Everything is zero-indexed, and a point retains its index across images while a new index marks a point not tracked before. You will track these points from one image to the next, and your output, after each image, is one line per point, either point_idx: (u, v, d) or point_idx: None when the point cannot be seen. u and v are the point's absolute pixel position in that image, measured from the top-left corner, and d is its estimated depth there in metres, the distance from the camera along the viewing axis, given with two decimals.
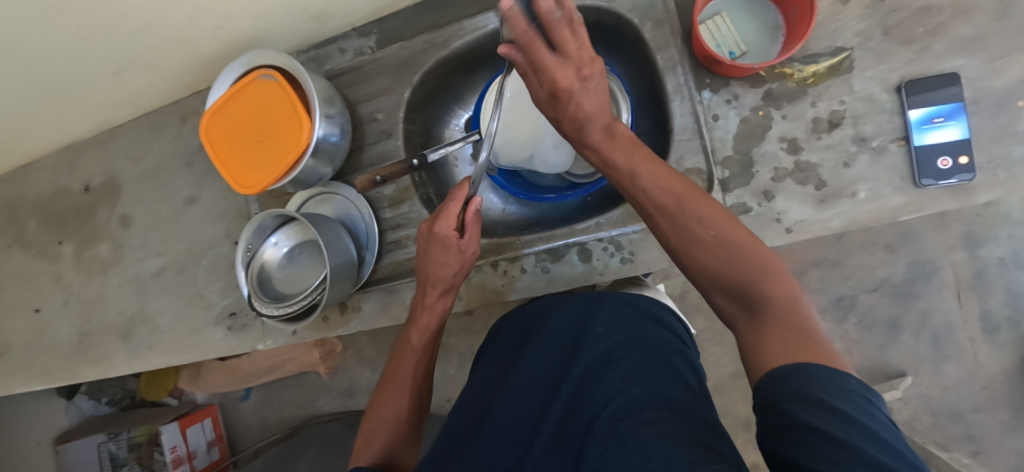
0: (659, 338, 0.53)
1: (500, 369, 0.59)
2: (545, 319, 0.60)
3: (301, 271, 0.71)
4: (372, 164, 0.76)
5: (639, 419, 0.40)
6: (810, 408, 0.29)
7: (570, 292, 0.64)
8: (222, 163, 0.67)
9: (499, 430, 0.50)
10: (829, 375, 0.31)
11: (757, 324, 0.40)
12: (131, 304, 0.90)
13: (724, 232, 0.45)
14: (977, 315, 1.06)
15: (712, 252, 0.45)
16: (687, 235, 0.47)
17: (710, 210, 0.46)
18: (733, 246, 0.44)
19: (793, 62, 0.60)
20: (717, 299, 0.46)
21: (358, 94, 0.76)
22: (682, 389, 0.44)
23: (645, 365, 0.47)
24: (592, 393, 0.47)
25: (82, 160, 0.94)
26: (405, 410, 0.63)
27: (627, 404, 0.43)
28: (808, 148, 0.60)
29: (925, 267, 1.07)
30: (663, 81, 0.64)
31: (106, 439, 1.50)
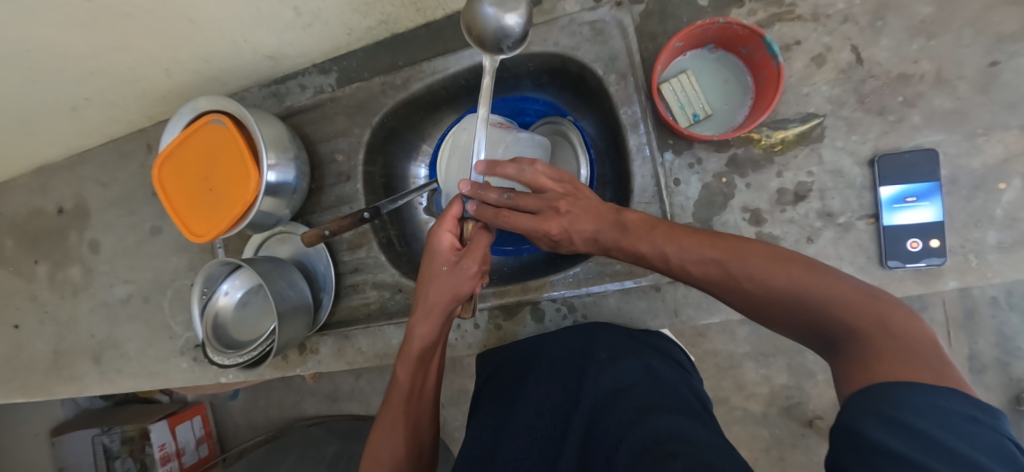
0: (665, 371, 0.52)
1: (503, 401, 0.56)
2: (542, 352, 0.60)
3: (257, 315, 0.71)
4: (331, 207, 0.75)
5: (662, 451, 0.37)
6: (898, 432, 0.26)
7: (562, 328, 0.63)
8: (176, 210, 0.67)
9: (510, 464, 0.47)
10: (923, 397, 0.27)
11: (843, 359, 0.35)
12: (102, 328, 0.92)
13: (776, 274, 0.39)
14: (964, 355, 1.03)
15: (771, 306, 0.40)
16: (745, 299, 0.41)
17: (756, 257, 0.41)
18: (792, 298, 0.38)
19: (762, 127, 0.57)
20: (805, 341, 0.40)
21: (316, 132, 0.74)
22: (700, 425, 0.43)
23: (662, 398, 0.46)
24: (614, 420, 0.45)
25: (54, 182, 0.95)
26: (400, 442, 0.56)
27: (647, 436, 0.40)
28: (771, 220, 0.57)
29: (913, 302, 1.04)
30: (626, 139, 0.61)
31: (99, 433, 1.55)
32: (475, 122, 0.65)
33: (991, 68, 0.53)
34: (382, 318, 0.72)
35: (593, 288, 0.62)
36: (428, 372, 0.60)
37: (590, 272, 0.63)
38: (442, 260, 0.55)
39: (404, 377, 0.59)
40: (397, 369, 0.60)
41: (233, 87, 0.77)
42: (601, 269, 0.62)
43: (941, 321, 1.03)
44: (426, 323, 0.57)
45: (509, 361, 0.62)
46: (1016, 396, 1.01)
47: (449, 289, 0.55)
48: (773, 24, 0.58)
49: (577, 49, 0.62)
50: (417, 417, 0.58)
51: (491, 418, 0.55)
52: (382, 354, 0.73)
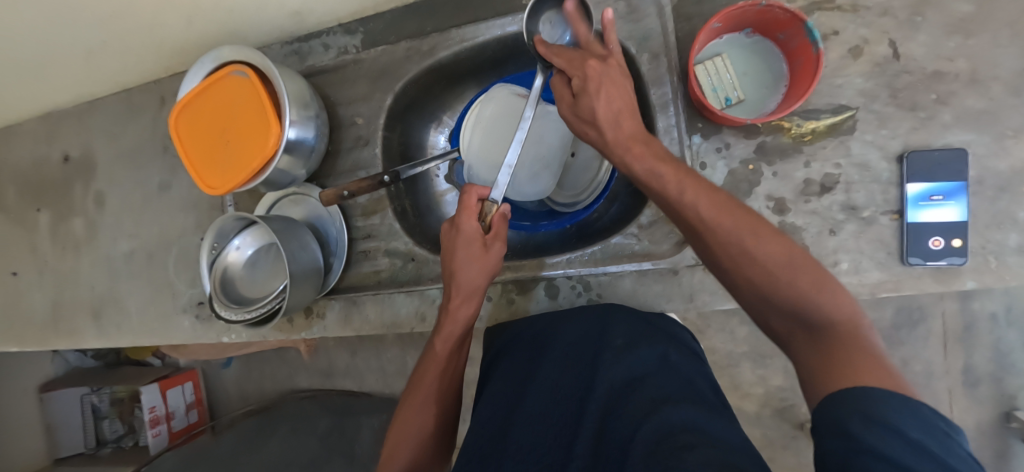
0: (679, 358, 0.51)
1: (515, 382, 0.56)
2: (554, 335, 0.59)
3: (266, 275, 0.70)
4: (347, 171, 0.74)
5: (676, 443, 0.37)
6: (876, 431, 0.27)
7: (578, 307, 0.62)
8: (190, 161, 0.66)
9: (523, 455, 0.46)
10: (901, 401, 0.29)
11: (821, 351, 0.35)
12: (102, 282, 0.91)
13: (774, 249, 0.38)
14: (959, 368, 1.04)
15: (760, 273, 0.38)
16: (737, 258, 0.39)
17: (765, 227, 0.39)
18: (786, 266, 0.37)
19: (793, 116, 0.57)
20: (771, 321, 0.40)
21: (337, 95, 0.73)
22: (712, 412, 0.42)
23: (680, 387, 0.45)
24: (631, 409, 0.44)
25: (61, 130, 0.93)
26: (429, 418, 0.56)
27: (662, 425, 0.39)
28: (794, 210, 0.57)
29: (913, 312, 1.05)
30: (654, 120, 0.61)
31: (89, 392, 1.60)
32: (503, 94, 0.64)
33: None
34: (393, 286, 0.72)
35: (609, 268, 0.62)
36: (463, 352, 0.61)
37: (607, 252, 0.63)
38: (477, 245, 0.57)
39: (442, 353, 0.58)
40: (434, 344, 0.59)
41: (255, 42, 0.76)
42: (618, 250, 0.62)
43: (939, 333, 1.04)
44: (472, 306, 0.58)
45: (519, 340, 0.61)
46: (1007, 412, 1.02)
47: (485, 271, 0.59)
48: (812, 12, 0.57)
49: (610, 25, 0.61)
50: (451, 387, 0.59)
51: (502, 398, 0.55)
52: (390, 323, 0.72)
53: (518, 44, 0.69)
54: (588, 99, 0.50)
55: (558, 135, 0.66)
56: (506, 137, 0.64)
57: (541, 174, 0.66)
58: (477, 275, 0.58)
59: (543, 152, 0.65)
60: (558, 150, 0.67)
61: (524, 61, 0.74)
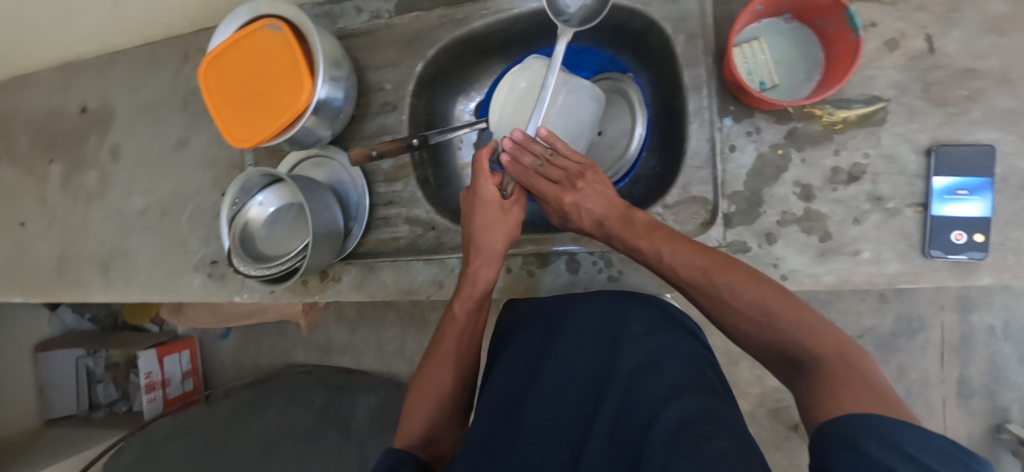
0: (691, 346, 0.53)
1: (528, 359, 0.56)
2: (571, 313, 0.58)
3: (286, 233, 0.70)
4: (372, 136, 0.74)
5: (694, 431, 0.39)
6: (889, 453, 0.26)
7: (597, 291, 0.60)
8: (218, 113, 0.65)
9: (535, 431, 0.47)
10: (920, 433, 0.28)
11: (812, 380, 0.37)
12: (113, 236, 0.90)
13: (753, 297, 0.43)
14: (954, 378, 1.05)
15: (746, 319, 0.44)
16: (724, 311, 0.45)
17: (738, 276, 0.45)
18: (766, 313, 0.42)
19: (826, 104, 0.57)
20: (772, 365, 0.43)
21: (366, 59, 0.73)
22: (722, 400, 0.44)
23: (695, 377, 0.47)
24: (645, 395, 0.46)
25: (78, 81, 0.92)
26: (447, 378, 0.58)
27: (679, 415, 0.41)
28: (820, 197, 0.58)
29: (913, 322, 1.06)
30: (685, 101, 0.61)
31: (83, 355, 1.59)
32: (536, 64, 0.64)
33: None
34: (411, 253, 0.71)
35: None
36: (481, 316, 0.61)
37: None
38: (494, 208, 0.58)
39: (461, 315, 0.60)
40: (453, 306, 0.60)
41: None
42: None
43: (937, 343, 1.06)
44: (491, 269, 0.58)
45: (534, 318, 0.60)
46: (998, 424, 1.03)
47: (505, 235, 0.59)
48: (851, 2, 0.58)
49: (648, 4, 0.61)
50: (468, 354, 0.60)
51: (513, 377, 0.55)
52: (406, 290, 0.72)
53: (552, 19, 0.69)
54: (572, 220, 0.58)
55: (588, 111, 0.67)
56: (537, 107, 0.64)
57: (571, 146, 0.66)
58: (498, 239, 0.58)
59: (574, 124, 0.65)
60: (586, 127, 0.67)
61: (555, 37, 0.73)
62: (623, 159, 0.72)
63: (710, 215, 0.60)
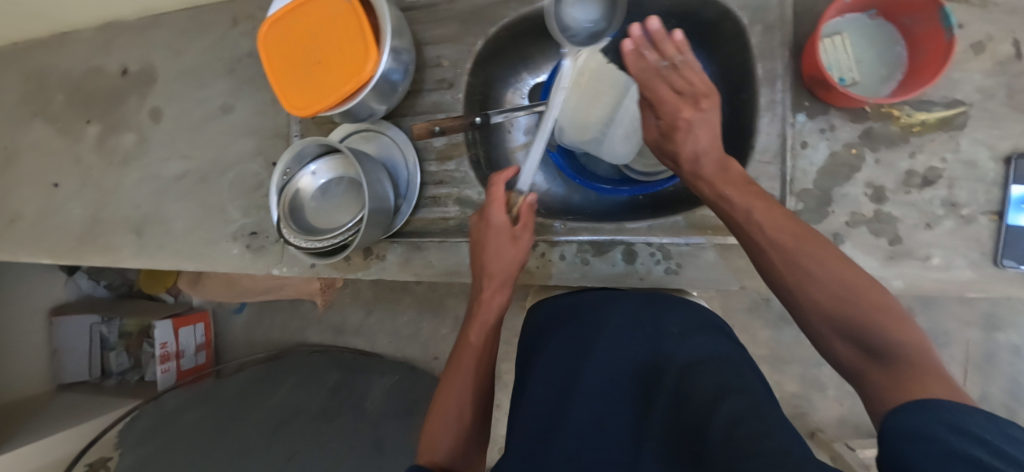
0: (732, 352, 0.51)
1: (569, 357, 0.55)
2: (607, 315, 0.57)
3: (335, 207, 0.69)
4: (426, 112, 0.72)
5: (751, 429, 0.36)
6: (964, 438, 0.25)
7: (622, 290, 0.61)
8: (275, 79, 0.64)
9: (583, 430, 0.48)
10: (994, 423, 0.26)
11: (888, 372, 0.35)
12: (149, 201, 0.89)
13: (841, 275, 0.39)
14: (976, 395, 1.11)
15: (828, 295, 0.39)
16: (802, 281, 0.40)
17: (827, 252, 0.40)
18: (851, 291, 0.38)
19: (905, 105, 0.56)
20: (838, 350, 0.39)
21: (424, 34, 0.71)
22: (767, 402, 0.42)
23: (733, 378, 0.45)
24: (695, 396, 0.44)
25: (119, 42, 0.90)
26: (469, 400, 0.55)
27: (733, 413, 0.39)
28: (892, 200, 0.57)
29: (939, 337, 1.12)
30: (757, 93, 0.60)
31: (99, 322, 1.57)
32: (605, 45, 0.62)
33: None
34: (461, 235, 0.70)
35: (693, 239, 0.61)
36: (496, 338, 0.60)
37: (690, 222, 0.62)
38: (505, 236, 0.57)
39: (478, 341, 0.58)
40: (469, 334, 0.59)
41: None
42: (704, 221, 0.61)
43: (960, 360, 1.11)
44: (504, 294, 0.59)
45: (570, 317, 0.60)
46: None
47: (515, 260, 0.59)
48: None
49: None
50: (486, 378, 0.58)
51: (557, 372, 0.55)
52: (453, 271, 0.71)
53: None
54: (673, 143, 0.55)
55: None
56: (603, 93, 0.64)
57: (634, 135, 0.65)
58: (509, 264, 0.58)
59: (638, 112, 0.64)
60: None
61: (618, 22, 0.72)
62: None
63: None
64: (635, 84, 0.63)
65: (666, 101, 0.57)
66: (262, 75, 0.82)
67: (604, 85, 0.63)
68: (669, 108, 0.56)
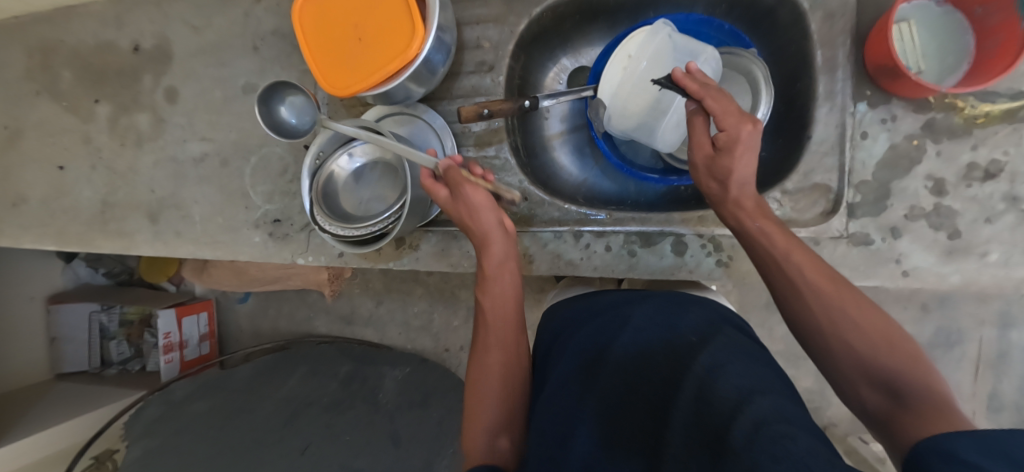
0: (755, 353, 0.51)
1: (581, 381, 0.56)
2: (626, 324, 0.58)
3: (371, 192, 0.66)
4: (464, 96, 0.70)
5: (777, 431, 0.34)
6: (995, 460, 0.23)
7: (648, 293, 0.65)
8: (312, 57, 0.60)
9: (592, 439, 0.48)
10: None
11: (913, 413, 0.36)
12: (165, 185, 0.85)
13: (872, 320, 0.40)
14: (986, 393, 1.14)
15: (860, 338, 0.40)
16: (837, 323, 0.41)
17: (851, 297, 0.41)
18: (882, 335, 0.40)
19: (969, 96, 0.55)
20: (864, 396, 0.41)
21: (464, 13, 0.68)
22: (793, 407, 0.40)
23: (760, 378, 0.44)
24: (718, 398, 0.41)
25: (133, 15, 0.86)
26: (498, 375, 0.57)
27: (758, 415, 0.37)
28: (953, 194, 0.56)
29: (952, 334, 1.13)
30: (815, 82, 0.58)
31: (99, 310, 1.51)
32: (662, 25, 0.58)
33: None
34: None
35: None
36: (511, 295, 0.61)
37: None
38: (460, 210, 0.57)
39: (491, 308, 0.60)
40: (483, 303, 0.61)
41: None
42: None
43: (972, 357, 1.13)
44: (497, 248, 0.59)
45: (585, 333, 0.61)
46: None
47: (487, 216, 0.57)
48: None
49: None
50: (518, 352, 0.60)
51: (570, 392, 0.55)
52: None
53: None
54: (730, 160, 0.47)
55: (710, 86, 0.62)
56: (655, 79, 0.60)
57: (686, 124, 0.62)
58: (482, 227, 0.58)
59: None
60: None
61: (665, 6, 0.69)
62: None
63: (832, 204, 0.58)
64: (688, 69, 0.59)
65: (725, 116, 0.47)
66: (288, 53, 0.78)
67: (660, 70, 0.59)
68: (727, 120, 0.47)
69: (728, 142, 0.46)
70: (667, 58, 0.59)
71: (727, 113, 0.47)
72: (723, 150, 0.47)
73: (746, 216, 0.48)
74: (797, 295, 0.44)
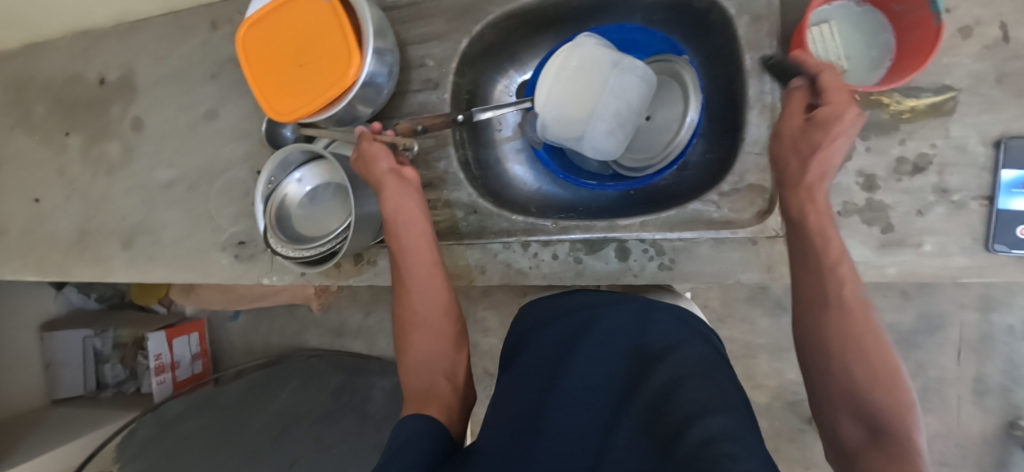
0: (716, 365, 0.50)
1: (548, 363, 0.55)
2: (597, 318, 0.57)
3: (324, 213, 0.67)
4: (412, 114, 0.71)
5: (721, 450, 0.36)
6: None
7: (620, 299, 0.60)
8: (257, 84, 0.62)
9: (558, 441, 0.45)
10: None
11: (875, 449, 0.34)
12: (136, 212, 0.87)
13: (887, 356, 0.38)
14: (971, 376, 1.13)
15: (871, 373, 0.38)
16: (851, 347, 0.39)
17: (875, 337, 0.39)
18: (888, 371, 0.38)
19: (893, 92, 0.56)
20: (841, 428, 0.38)
21: (409, 34, 0.70)
22: (749, 429, 0.41)
23: (718, 396, 0.44)
24: (672, 409, 0.43)
25: (98, 48, 0.88)
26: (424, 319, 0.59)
27: (707, 432, 0.38)
28: (884, 188, 0.56)
29: (934, 319, 1.14)
30: (746, 85, 0.59)
31: (91, 335, 1.55)
32: (583, 39, 0.60)
33: None
34: (452, 237, 0.70)
35: (686, 234, 0.60)
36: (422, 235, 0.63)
37: (684, 217, 0.61)
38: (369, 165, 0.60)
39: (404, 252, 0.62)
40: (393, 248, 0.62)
41: None
42: (695, 216, 0.60)
43: (955, 341, 1.13)
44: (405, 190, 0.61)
45: (559, 321, 0.60)
46: (1011, 421, 1.12)
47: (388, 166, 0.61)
48: None
49: None
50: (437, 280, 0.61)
51: (536, 377, 0.54)
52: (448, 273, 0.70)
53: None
54: (823, 136, 0.45)
55: (641, 94, 0.64)
56: (590, 88, 0.61)
57: (618, 132, 0.63)
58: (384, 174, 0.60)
59: (623, 108, 0.63)
60: (635, 110, 0.65)
61: (605, 16, 0.71)
62: (666, 146, 0.67)
63: (768, 204, 0.59)
64: (613, 77, 0.61)
65: (830, 88, 0.46)
66: (245, 79, 0.79)
67: (588, 81, 0.61)
68: (836, 93, 0.45)
69: (827, 111, 0.45)
70: (603, 69, 0.60)
71: (837, 89, 0.45)
72: (818, 125, 0.45)
73: (813, 211, 0.45)
74: (822, 303, 0.42)
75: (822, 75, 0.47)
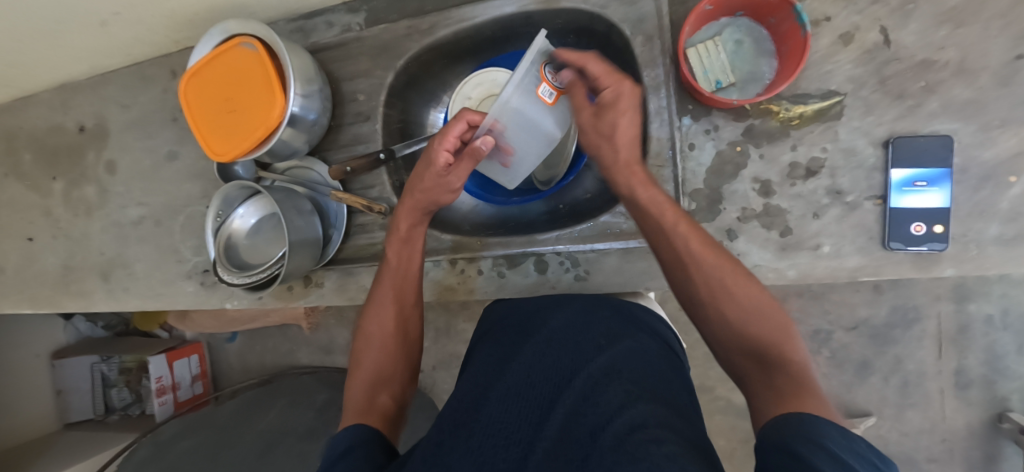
0: (653, 353, 0.49)
1: (496, 362, 0.51)
2: (543, 320, 0.55)
3: (272, 242, 0.73)
4: (347, 144, 0.76)
5: (646, 435, 0.34)
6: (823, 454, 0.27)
7: (573, 295, 0.60)
8: (198, 127, 0.68)
9: (491, 438, 0.40)
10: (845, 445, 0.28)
11: (774, 383, 0.37)
12: (112, 247, 0.94)
13: (739, 285, 0.42)
14: (952, 369, 1.05)
15: (706, 295, 0.43)
16: (706, 283, 0.43)
17: (733, 276, 0.42)
18: (767, 309, 0.41)
19: (782, 100, 0.58)
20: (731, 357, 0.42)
21: (340, 72, 0.75)
22: (676, 415, 0.39)
23: (653, 386, 0.42)
24: (605, 402, 0.40)
25: (75, 100, 0.96)
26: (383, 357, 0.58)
27: (635, 420, 0.36)
28: (779, 193, 0.59)
29: (908, 313, 1.06)
30: (646, 101, 0.62)
31: (98, 361, 1.63)
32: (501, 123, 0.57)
33: (1014, 61, 0.53)
34: None
35: (597, 245, 0.64)
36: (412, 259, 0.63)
37: (595, 230, 0.65)
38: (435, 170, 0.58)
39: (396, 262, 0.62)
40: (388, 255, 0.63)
41: (261, 17, 0.78)
42: (605, 228, 0.64)
43: (933, 333, 1.05)
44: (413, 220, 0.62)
45: (509, 326, 0.57)
46: (998, 413, 1.04)
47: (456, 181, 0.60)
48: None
49: (606, 7, 0.62)
50: (405, 316, 0.61)
51: (479, 374, 0.50)
52: None
53: (518, 24, 0.70)
54: (612, 117, 0.52)
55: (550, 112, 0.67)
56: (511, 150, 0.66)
57: None
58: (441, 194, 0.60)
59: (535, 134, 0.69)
60: None
61: (522, 41, 0.75)
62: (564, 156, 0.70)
63: None
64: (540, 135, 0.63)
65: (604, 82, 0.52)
66: None
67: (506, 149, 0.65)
68: (617, 109, 0.52)
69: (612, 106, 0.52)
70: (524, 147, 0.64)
71: (627, 102, 0.51)
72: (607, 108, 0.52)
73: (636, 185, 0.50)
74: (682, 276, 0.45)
75: (604, 90, 0.53)
